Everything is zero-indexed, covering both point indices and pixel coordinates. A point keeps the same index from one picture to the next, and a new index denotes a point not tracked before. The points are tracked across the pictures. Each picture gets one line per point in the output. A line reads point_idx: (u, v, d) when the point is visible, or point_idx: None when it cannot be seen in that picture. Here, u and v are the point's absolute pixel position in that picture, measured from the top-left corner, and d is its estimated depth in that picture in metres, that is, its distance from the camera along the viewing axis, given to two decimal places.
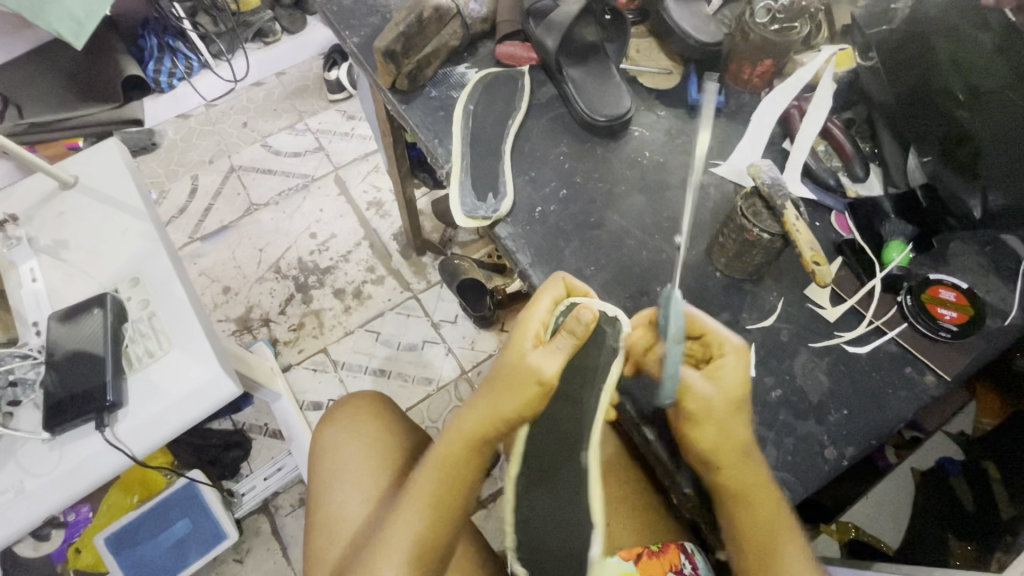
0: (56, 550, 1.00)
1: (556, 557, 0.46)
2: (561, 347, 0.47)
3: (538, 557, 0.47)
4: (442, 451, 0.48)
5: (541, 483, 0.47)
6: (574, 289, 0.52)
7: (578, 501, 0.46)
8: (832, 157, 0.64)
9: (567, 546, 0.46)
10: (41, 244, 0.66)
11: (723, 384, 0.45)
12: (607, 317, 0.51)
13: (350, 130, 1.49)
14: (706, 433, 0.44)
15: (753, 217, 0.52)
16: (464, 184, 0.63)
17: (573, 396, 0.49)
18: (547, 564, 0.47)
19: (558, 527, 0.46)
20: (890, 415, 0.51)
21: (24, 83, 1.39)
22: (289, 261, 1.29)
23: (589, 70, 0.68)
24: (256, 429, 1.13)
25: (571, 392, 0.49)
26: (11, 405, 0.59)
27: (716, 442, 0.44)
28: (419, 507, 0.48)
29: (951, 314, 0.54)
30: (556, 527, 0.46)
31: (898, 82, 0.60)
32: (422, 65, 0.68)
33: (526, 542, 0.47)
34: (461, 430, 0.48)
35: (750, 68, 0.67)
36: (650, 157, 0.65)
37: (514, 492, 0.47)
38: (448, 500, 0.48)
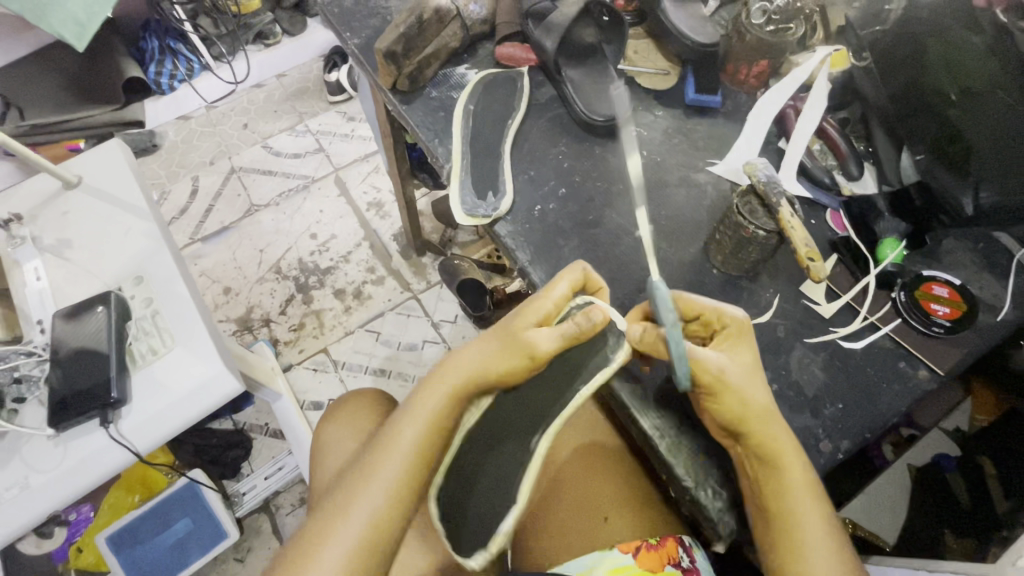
0: (58, 549, 1.00)
1: (471, 518, 0.47)
2: (562, 333, 0.47)
3: (458, 515, 0.47)
4: (424, 399, 0.48)
5: (487, 448, 0.49)
6: (591, 280, 0.52)
7: (515, 475, 0.47)
8: (827, 156, 0.65)
9: (485, 510, 0.47)
10: (45, 244, 0.67)
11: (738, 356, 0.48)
12: (614, 329, 0.51)
13: (351, 132, 1.50)
14: (731, 403, 0.45)
15: (749, 214, 0.53)
16: (464, 183, 0.64)
17: (552, 384, 0.50)
18: (462, 523, 0.47)
19: (484, 491, 0.47)
20: (885, 409, 0.52)
21: (25, 85, 1.39)
22: (289, 261, 1.30)
23: (588, 71, 0.69)
24: (257, 429, 1.13)
25: (552, 378, 0.51)
26: (16, 402, 0.60)
27: (740, 411, 0.45)
28: (396, 461, 0.46)
29: (944, 310, 0.55)
30: (485, 489, 0.47)
31: (891, 82, 0.61)
32: (422, 65, 0.69)
33: (453, 500, 0.47)
34: (449, 381, 0.48)
35: (746, 68, 0.68)
36: (647, 156, 0.66)
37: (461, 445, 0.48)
38: (415, 453, 0.46)
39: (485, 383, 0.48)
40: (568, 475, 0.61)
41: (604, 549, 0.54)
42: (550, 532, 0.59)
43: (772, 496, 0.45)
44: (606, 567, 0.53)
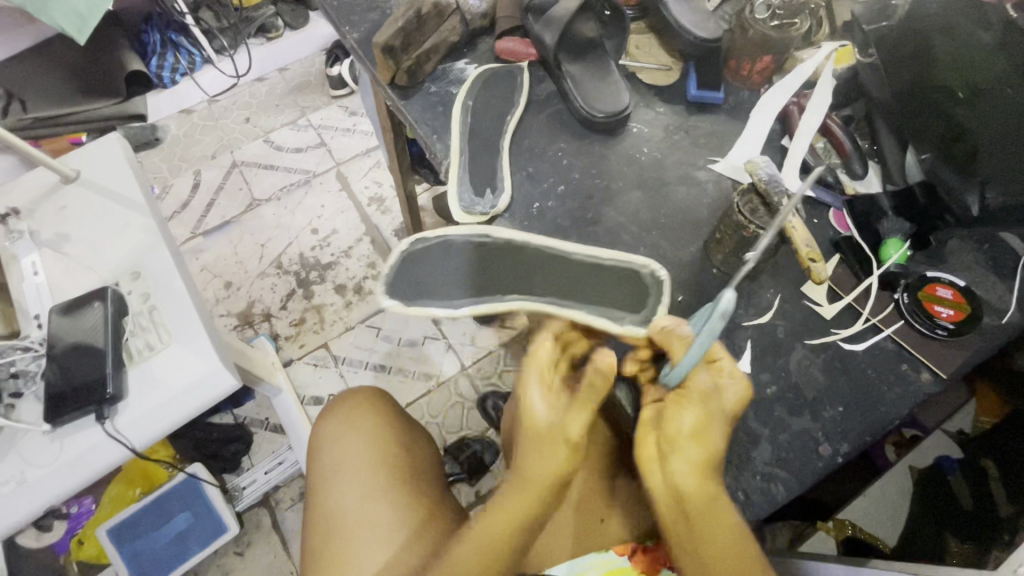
0: (60, 541, 1.01)
1: (417, 282, 0.57)
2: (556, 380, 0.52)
3: (413, 283, 0.57)
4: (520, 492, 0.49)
5: (478, 266, 0.57)
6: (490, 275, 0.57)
7: (468, 289, 0.57)
8: (831, 154, 0.63)
9: (427, 281, 0.57)
10: (42, 238, 0.67)
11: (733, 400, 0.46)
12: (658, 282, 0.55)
13: (352, 126, 1.49)
14: (687, 416, 0.46)
15: (750, 213, 0.52)
16: (462, 179, 0.63)
17: (570, 282, 0.56)
18: (411, 284, 0.57)
19: (439, 282, 0.57)
20: (886, 412, 0.51)
21: (27, 78, 1.40)
22: (290, 256, 1.29)
23: (588, 65, 0.67)
24: (257, 423, 1.12)
25: (570, 281, 0.56)
26: (12, 397, 0.59)
27: (691, 429, 0.45)
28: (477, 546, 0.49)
29: (948, 312, 0.54)
30: (441, 280, 0.57)
31: (896, 81, 0.60)
32: (421, 60, 0.68)
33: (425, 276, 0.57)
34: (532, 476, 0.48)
35: (749, 64, 0.66)
36: (647, 154, 0.65)
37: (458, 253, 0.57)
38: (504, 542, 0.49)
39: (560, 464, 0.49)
40: None
41: (599, 550, 0.55)
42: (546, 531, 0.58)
43: (727, 538, 0.44)
44: (601, 569, 0.54)
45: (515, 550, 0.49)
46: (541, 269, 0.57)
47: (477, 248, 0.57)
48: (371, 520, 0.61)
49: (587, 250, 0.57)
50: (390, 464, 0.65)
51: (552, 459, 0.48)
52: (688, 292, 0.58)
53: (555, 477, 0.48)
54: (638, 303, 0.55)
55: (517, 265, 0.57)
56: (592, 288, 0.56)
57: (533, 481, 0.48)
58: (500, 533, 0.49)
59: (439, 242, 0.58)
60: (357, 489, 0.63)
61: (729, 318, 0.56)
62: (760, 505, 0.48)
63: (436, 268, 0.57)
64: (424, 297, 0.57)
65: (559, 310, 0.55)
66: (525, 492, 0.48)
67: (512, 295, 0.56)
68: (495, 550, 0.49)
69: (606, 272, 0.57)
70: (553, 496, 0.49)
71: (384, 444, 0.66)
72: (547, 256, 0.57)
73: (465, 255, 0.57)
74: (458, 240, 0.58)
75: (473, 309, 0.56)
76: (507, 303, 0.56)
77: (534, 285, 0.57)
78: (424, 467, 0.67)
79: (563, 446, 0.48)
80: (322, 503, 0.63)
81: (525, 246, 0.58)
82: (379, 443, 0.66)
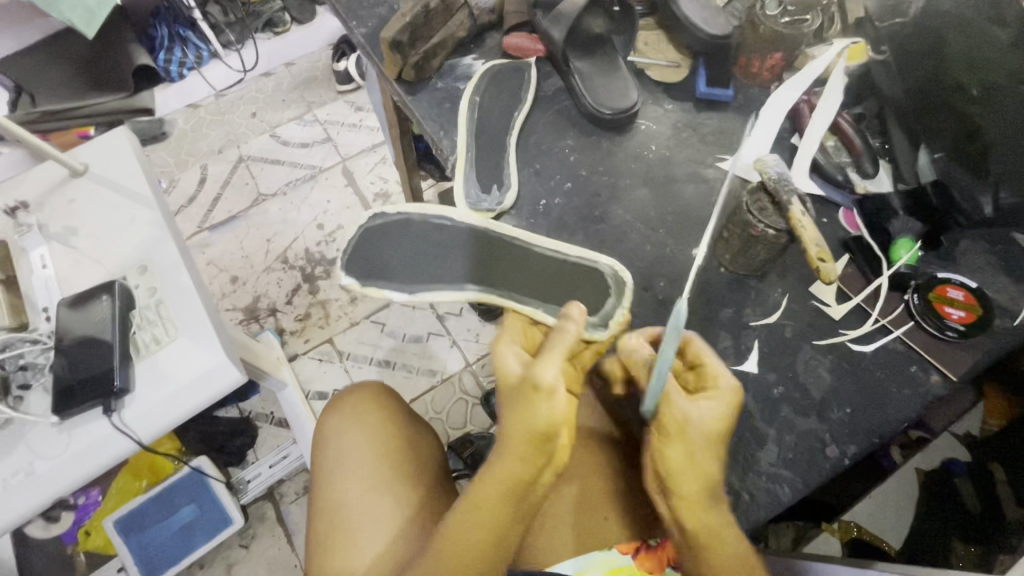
0: (67, 532, 1.02)
1: (379, 258, 0.59)
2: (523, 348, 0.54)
3: (376, 263, 0.59)
4: (500, 464, 0.47)
5: (440, 250, 0.59)
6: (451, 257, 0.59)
7: (429, 270, 0.59)
8: (842, 152, 0.62)
9: (387, 259, 0.59)
10: (52, 232, 0.67)
11: (713, 416, 0.45)
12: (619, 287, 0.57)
13: (359, 122, 1.49)
14: (674, 452, 0.45)
15: (758, 213, 0.52)
16: (469, 177, 0.63)
17: (531, 276, 0.58)
18: (374, 262, 0.59)
19: (402, 259, 0.59)
20: (895, 414, 0.51)
21: (37, 72, 1.41)
22: (296, 251, 1.30)
23: (596, 62, 0.67)
24: (263, 417, 1.13)
25: (530, 277, 0.58)
26: (21, 389, 0.60)
27: (679, 465, 0.45)
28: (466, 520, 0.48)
29: (959, 313, 0.53)
30: (404, 258, 0.60)
31: (909, 78, 0.58)
32: (428, 56, 0.68)
33: (387, 253, 0.60)
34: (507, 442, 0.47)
35: (759, 61, 0.66)
36: (655, 151, 0.65)
37: (422, 229, 0.60)
38: (495, 516, 0.47)
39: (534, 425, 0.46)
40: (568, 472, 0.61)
41: (603, 548, 0.54)
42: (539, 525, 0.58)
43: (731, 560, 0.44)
44: (604, 568, 0.53)
45: (513, 512, 0.48)
46: (501, 259, 0.59)
47: (442, 234, 0.59)
48: (373, 511, 0.61)
49: (550, 244, 0.59)
50: (393, 459, 0.65)
51: (538, 408, 0.46)
52: (694, 291, 0.57)
53: (540, 430, 0.45)
54: (596, 306, 0.56)
55: (478, 253, 0.59)
56: (549, 284, 0.58)
57: (519, 439, 0.46)
58: (496, 499, 0.47)
59: (407, 220, 0.60)
60: (361, 483, 0.63)
61: (737, 317, 0.56)
62: (766, 507, 0.48)
63: (400, 248, 0.60)
64: (385, 279, 0.59)
65: (515, 305, 0.58)
66: (512, 452, 0.47)
67: (471, 283, 0.58)
68: (492, 518, 0.47)
69: (565, 268, 0.58)
70: (542, 453, 0.46)
71: (389, 439, 0.66)
72: (509, 247, 0.59)
73: (429, 240, 0.59)
74: (425, 221, 0.60)
75: (431, 294, 0.58)
76: (463, 291, 0.58)
77: (493, 277, 0.58)
78: (427, 460, 0.67)
79: (541, 396, 0.45)
80: (327, 497, 0.63)
81: (486, 237, 0.59)
82: (383, 438, 0.66)
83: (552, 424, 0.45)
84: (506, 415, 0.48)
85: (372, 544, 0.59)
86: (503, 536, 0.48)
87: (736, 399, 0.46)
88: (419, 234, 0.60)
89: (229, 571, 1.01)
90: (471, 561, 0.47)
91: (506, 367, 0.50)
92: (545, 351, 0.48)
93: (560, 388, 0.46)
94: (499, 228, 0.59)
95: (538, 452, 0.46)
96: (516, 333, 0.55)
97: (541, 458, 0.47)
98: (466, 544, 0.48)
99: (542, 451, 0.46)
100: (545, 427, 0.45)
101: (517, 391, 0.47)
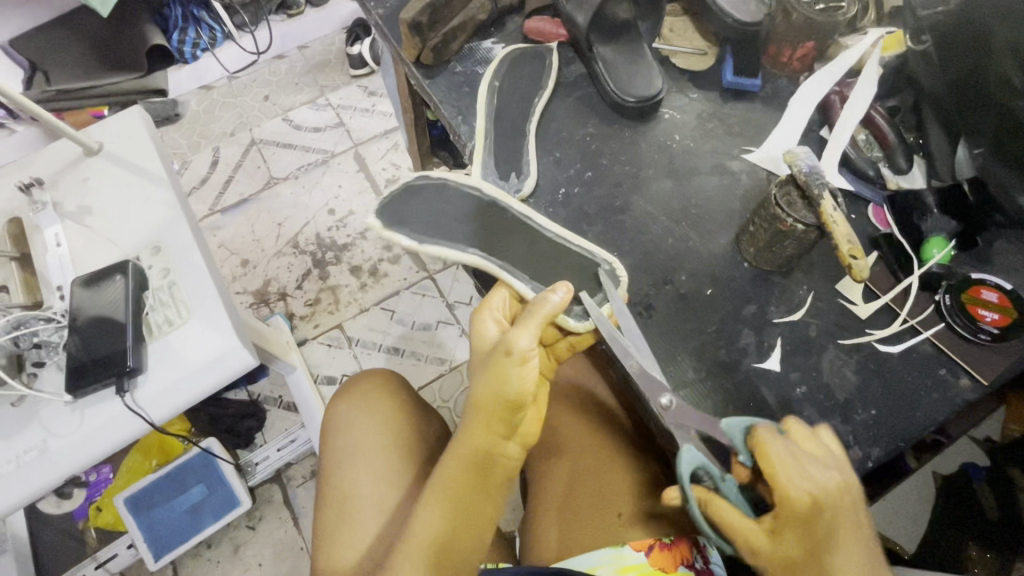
0: (79, 508, 1.03)
1: (405, 205, 0.55)
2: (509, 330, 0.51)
3: (397, 210, 0.55)
4: (468, 437, 0.44)
5: (457, 214, 0.56)
6: (466, 224, 0.56)
7: (444, 227, 0.55)
8: (873, 146, 0.61)
9: (415, 209, 0.55)
10: (66, 210, 0.66)
11: (779, 546, 0.40)
12: (611, 276, 0.55)
13: (371, 107, 1.48)
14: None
15: (787, 207, 0.50)
16: (487, 162, 0.61)
17: (525, 255, 0.56)
18: (401, 208, 0.55)
19: (425, 210, 0.55)
20: (921, 417, 0.50)
21: (51, 49, 1.41)
22: (307, 236, 1.29)
23: (620, 47, 0.65)
24: (271, 401, 1.13)
25: (529, 257, 0.55)
26: (35, 366, 0.60)
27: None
28: (436, 499, 0.44)
29: (993, 316, 0.51)
30: (425, 210, 0.55)
31: (950, 70, 0.55)
32: (448, 38, 0.66)
33: (408, 201, 0.55)
34: (477, 413, 0.44)
35: (790, 50, 0.64)
36: (679, 141, 0.63)
37: (446, 188, 0.56)
38: (467, 494, 0.44)
39: (503, 394, 0.43)
40: (568, 463, 0.63)
41: (616, 545, 0.53)
42: (538, 509, 0.62)
43: None
44: (616, 565, 0.52)
45: (482, 488, 0.45)
46: (505, 237, 0.56)
47: (463, 203, 0.56)
48: (379, 499, 0.60)
49: (558, 229, 0.57)
50: (403, 448, 0.64)
51: (508, 375, 0.43)
52: (715, 286, 0.56)
53: (508, 397, 0.43)
54: (582, 295, 0.54)
55: (489, 227, 0.56)
56: (545, 267, 0.55)
57: (486, 408, 0.43)
58: (463, 474, 0.44)
59: (440, 184, 0.56)
60: (372, 472, 0.62)
61: (759, 314, 0.55)
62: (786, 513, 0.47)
63: (426, 199, 0.56)
64: (402, 225, 0.54)
65: (507, 278, 0.54)
66: (477, 423, 0.44)
67: (474, 247, 0.55)
68: (462, 495, 0.44)
69: (566, 255, 0.56)
70: (507, 423, 0.44)
71: (398, 427, 0.66)
72: (518, 230, 0.56)
73: (451, 206, 0.56)
74: (459, 190, 0.57)
75: (437, 248, 0.54)
76: (466, 254, 0.54)
77: (497, 248, 0.55)
78: (428, 446, 0.66)
79: (511, 360, 0.43)
80: (336, 487, 0.63)
81: (504, 213, 0.57)
82: (394, 427, 0.66)
83: (521, 392, 0.43)
84: (475, 383, 0.45)
85: (371, 528, 0.58)
86: (474, 514, 0.45)
87: (806, 517, 0.39)
88: (441, 194, 0.56)
89: (236, 551, 1.02)
90: (438, 549, 0.43)
91: (483, 332, 0.49)
92: (522, 319, 0.46)
93: (535, 356, 0.44)
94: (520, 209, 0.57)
95: (507, 424, 0.44)
96: (501, 302, 0.52)
97: (505, 426, 0.44)
98: (433, 533, 0.44)
99: (510, 421, 0.44)
100: (514, 395, 0.43)
101: (490, 356, 0.45)
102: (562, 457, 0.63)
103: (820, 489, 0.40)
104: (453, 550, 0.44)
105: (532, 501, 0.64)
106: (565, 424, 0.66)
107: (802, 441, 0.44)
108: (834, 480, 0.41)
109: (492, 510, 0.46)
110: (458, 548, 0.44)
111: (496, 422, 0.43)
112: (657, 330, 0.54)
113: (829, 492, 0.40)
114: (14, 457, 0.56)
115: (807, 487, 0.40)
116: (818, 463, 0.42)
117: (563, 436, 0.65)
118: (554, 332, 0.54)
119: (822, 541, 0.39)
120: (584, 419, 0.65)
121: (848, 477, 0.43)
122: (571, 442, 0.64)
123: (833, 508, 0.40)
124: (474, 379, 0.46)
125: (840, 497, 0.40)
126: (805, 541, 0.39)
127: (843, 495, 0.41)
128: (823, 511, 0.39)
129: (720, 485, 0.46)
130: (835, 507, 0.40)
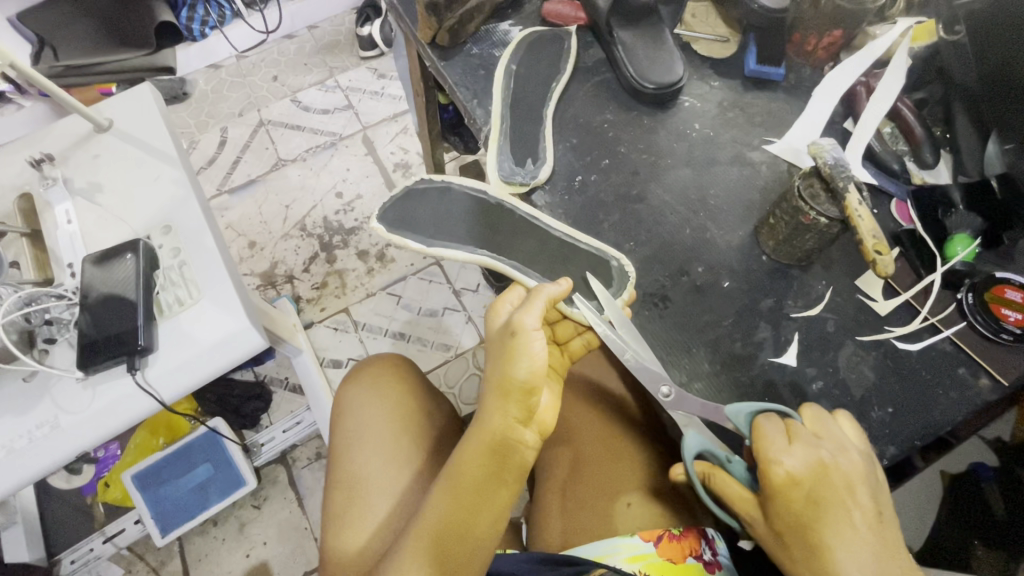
0: (88, 484, 1.04)
1: (419, 211, 0.57)
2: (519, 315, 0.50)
3: (403, 216, 0.57)
4: (486, 426, 0.44)
5: (466, 220, 0.57)
6: (478, 227, 0.56)
7: (451, 229, 0.56)
8: (898, 141, 0.60)
9: (429, 212, 0.57)
10: (76, 187, 0.66)
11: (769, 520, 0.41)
12: (615, 264, 0.54)
13: (381, 89, 1.46)
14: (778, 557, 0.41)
15: (810, 199, 0.49)
16: (501, 148, 0.60)
17: (540, 250, 0.56)
18: (410, 215, 0.57)
19: (435, 218, 0.57)
20: (937, 416, 0.49)
21: (57, 23, 1.40)
22: (314, 219, 1.28)
23: (641, 32, 0.63)
24: (278, 382, 1.14)
25: (541, 254, 0.55)
26: (46, 343, 0.59)
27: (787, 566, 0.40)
28: (452, 485, 0.44)
29: (1016, 316, 0.50)
30: (434, 217, 0.57)
31: (983, 61, 0.54)
32: (465, 19, 0.64)
33: (405, 212, 0.57)
34: (495, 399, 0.43)
35: (815, 39, 0.62)
36: (699, 130, 0.62)
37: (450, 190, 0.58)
38: (483, 482, 0.44)
39: (517, 379, 0.42)
40: (576, 452, 0.62)
41: (625, 534, 0.54)
42: (542, 499, 0.62)
43: None
44: (625, 554, 0.52)
45: (496, 474, 0.44)
46: (513, 239, 0.56)
47: (471, 208, 0.57)
48: (389, 483, 0.60)
49: (569, 228, 0.56)
50: (411, 432, 0.64)
51: (520, 359, 0.42)
52: (732, 278, 0.55)
53: (520, 382, 0.42)
54: (591, 287, 0.53)
55: (498, 229, 0.56)
56: (554, 261, 0.55)
57: (502, 392, 0.43)
58: (479, 460, 0.44)
59: (442, 188, 0.58)
60: (380, 456, 0.62)
61: (777, 308, 0.54)
62: None
63: (432, 206, 0.57)
64: (410, 229, 0.56)
65: (519, 275, 0.54)
66: (493, 406, 0.44)
67: (480, 247, 0.56)
68: (478, 481, 0.44)
69: (576, 253, 0.55)
70: (523, 408, 0.43)
71: (409, 412, 0.66)
72: (529, 226, 0.56)
73: (457, 206, 0.57)
74: (463, 192, 0.58)
75: (445, 250, 0.55)
76: (473, 256, 0.55)
77: (507, 249, 0.56)
78: (434, 430, 0.66)
79: (522, 343, 0.43)
80: (346, 470, 0.63)
81: (512, 214, 0.57)
82: (403, 413, 0.66)
83: (532, 375, 0.42)
84: (490, 367, 0.45)
85: (380, 509, 0.59)
86: (491, 498, 0.45)
87: (788, 493, 0.39)
88: (445, 204, 0.57)
89: (241, 529, 1.03)
90: (451, 535, 0.43)
91: (495, 316, 0.48)
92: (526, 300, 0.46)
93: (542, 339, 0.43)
94: (525, 210, 0.57)
95: (522, 411, 0.43)
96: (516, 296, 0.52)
97: (521, 411, 0.43)
98: (448, 518, 0.44)
99: (526, 405, 0.43)
100: (525, 378, 0.42)
101: (499, 339, 0.45)
102: (570, 445, 0.63)
103: (804, 465, 0.40)
104: (467, 536, 0.44)
105: (537, 491, 0.64)
106: (572, 415, 0.65)
107: (811, 423, 0.44)
108: (824, 458, 0.40)
109: (507, 497, 0.46)
110: (473, 535, 0.44)
111: (511, 409, 0.43)
112: (672, 322, 0.54)
113: (817, 470, 0.40)
114: (26, 433, 0.56)
115: (789, 467, 0.40)
116: (812, 442, 0.41)
117: (570, 426, 0.64)
118: (570, 328, 0.55)
119: (807, 519, 0.39)
120: (594, 408, 0.65)
121: (849, 456, 0.41)
122: (580, 433, 0.63)
123: (817, 485, 0.39)
124: (490, 366, 0.45)
125: (832, 477, 0.39)
126: (790, 519, 0.39)
127: (831, 474, 0.40)
128: (803, 486, 0.39)
129: (727, 465, 0.47)
130: (821, 484, 0.39)
